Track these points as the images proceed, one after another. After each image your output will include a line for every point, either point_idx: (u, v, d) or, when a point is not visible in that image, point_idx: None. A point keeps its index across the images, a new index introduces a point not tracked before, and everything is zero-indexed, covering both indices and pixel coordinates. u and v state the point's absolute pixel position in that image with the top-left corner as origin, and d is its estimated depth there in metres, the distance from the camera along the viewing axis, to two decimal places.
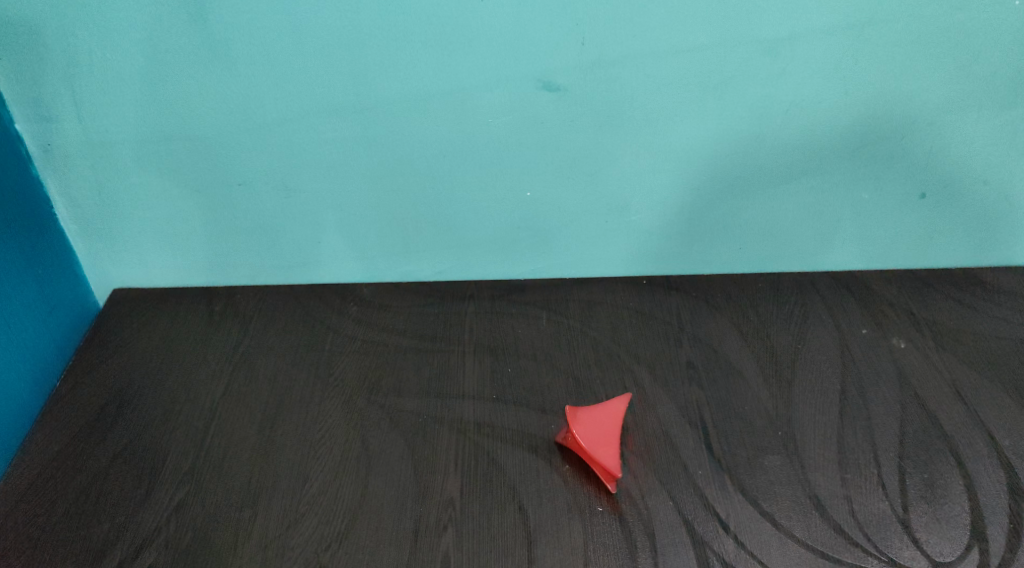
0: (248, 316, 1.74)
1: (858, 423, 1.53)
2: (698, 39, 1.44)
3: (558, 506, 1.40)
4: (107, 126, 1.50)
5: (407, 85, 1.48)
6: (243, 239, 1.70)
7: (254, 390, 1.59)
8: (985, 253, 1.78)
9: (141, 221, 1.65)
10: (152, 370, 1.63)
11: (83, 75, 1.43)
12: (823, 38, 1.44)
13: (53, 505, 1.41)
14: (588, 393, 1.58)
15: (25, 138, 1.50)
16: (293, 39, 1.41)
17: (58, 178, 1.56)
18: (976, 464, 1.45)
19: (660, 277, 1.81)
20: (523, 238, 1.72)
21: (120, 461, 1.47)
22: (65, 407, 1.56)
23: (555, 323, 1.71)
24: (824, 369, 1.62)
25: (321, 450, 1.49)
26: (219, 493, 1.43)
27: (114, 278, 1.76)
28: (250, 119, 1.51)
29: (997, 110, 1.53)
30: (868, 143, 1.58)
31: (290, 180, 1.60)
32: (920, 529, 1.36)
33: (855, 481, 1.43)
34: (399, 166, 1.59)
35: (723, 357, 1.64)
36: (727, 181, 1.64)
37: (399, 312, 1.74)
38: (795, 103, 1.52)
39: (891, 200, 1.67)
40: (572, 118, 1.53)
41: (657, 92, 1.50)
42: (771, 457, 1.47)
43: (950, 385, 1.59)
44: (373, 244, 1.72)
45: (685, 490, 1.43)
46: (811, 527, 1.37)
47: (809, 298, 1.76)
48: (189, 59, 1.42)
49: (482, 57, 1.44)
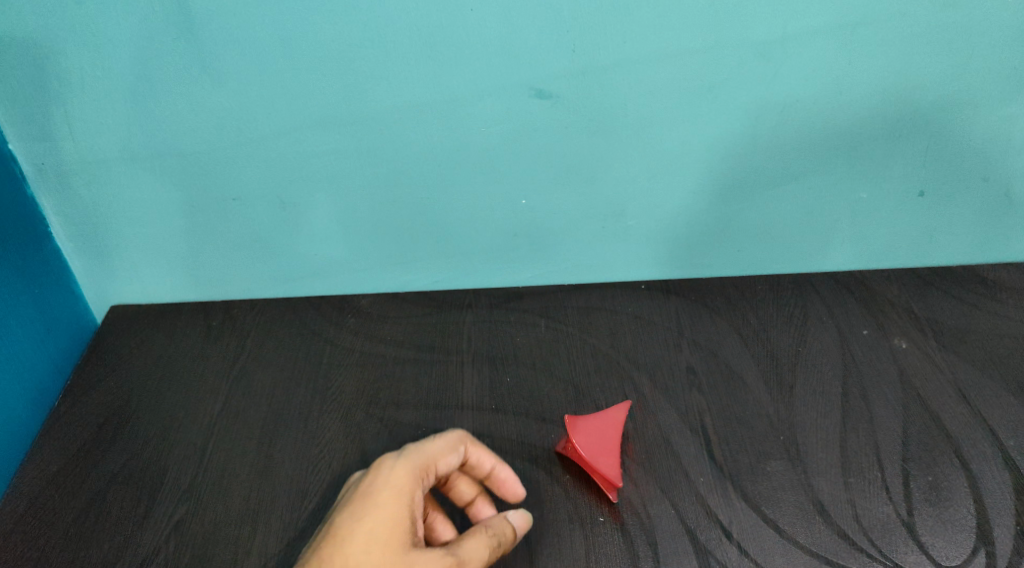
0: (246, 330, 1.74)
1: (861, 425, 1.51)
2: (689, 42, 1.43)
3: (560, 517, 1.39)
4: (101, 144, 1.50)
5: (398, 95, 1.47)
6: (239, 252, 1.69)
7: (254, 406, 1.59)
8: (986, 251, 1.76)
9: (137, 238, 1.65)
10: (151, 388, 1.63)
11: (76, 95, 1.43)
12: (816, 38, 1.43)
13: (52, 527, 1.41)
14: (589, 401, 1.57)
15: (19, 158, 1.50)
16: (283, 53, 1.40)
17: (52, 198, 1.56)
18: (981, 464, 1.44)
19: (659, 282, 1.79)
20: (520, 246, 1.71)
21: (119, 481, 1.47)
22: (64, 426, 1.56)
23: (553, 331, 1.70)
24: (825, 371, 1.61)
25: (321, 465, 1.48)
26: (219, 511, 1.42)
27: (113, 295, 1.75)
28: (243, 134, 1.50)
29: (995, 105, 1.51)
30: (864, 142, 1.56)
31: (285, 193, 1.59)
32: (926, 533, 1.35)
33: (858, 485, 1.42)
34: (393, 177, 1.58)
35: (724, 362, 1.63)
36: (725, 185, 1.62)
37: (397, 323, 1.73)
38: (791, 104, 1.51)
39: (889, 200, 1.65)
40: (565, 124, 1.52)
41: (650, 96, 1.49)
42: (774, 462, 1.46)
43: (954, 386, 1.57)
44: (370, 256, 1.71)
45: (686, 497, 1.41)
46: (814, 533, 1.36)
47: (808, 300, 1.74)
48: (180, 75, 1.42)
49: (473, 65, 1.44)
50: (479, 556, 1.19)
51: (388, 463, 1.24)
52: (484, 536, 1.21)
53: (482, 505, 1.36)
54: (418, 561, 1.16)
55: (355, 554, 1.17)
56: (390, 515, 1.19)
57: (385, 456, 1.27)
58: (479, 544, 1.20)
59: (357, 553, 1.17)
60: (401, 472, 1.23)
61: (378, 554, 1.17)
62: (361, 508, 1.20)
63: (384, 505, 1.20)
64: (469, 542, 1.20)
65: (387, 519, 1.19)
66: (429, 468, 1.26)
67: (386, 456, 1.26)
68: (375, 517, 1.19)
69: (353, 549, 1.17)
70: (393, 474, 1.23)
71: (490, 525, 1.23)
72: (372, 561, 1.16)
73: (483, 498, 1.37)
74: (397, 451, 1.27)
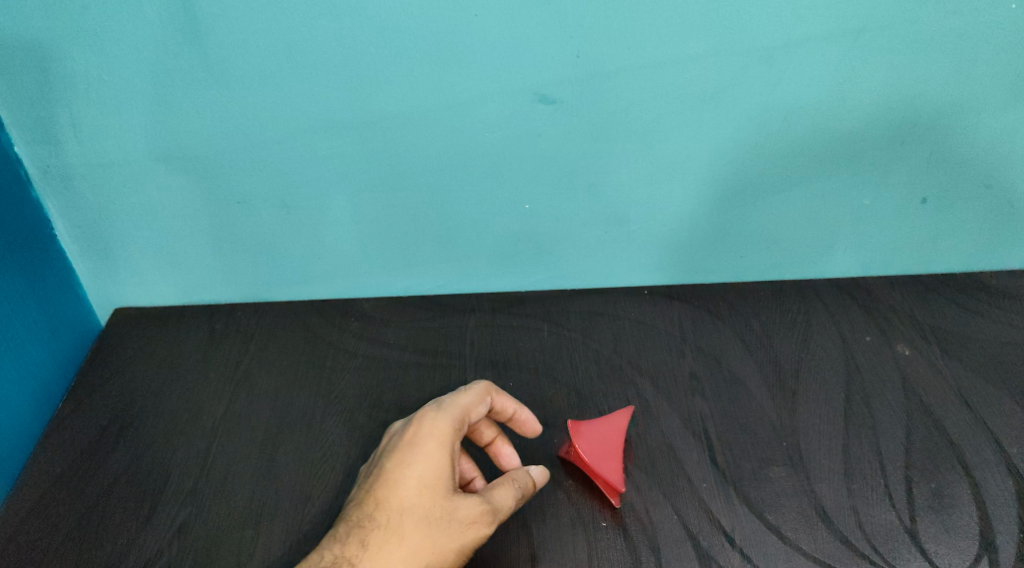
0: (249, 333, 1.74)
1: (864, 432, 1.51)
2: (693, 48, 1.43)
3: (563, 521, 1.39)
4: (106, 147, 1.51)
5: (402, 100, 1.47)
6: (243, 256, 1.69)
7: (257, 408, 1.59)
8: (989, 259, 1.75)
9: (142, 241, 1.65)
10: (155, 390, 1.63)
11: (82, 98, 1.44)
12: (820, 44, 1.43)
13: (55, 529, 1.41)
14: (591, 406, 1.57)
15: (24, 161, 1.51)
16: (289, 58, 1.41)
17: (57, 200, 1.57)
18: (984, 472, 1.44)
19: (661, 287, 1.79)
20: (523, 250, 1.71)
21: (122, 483, 1.47)
22: (67, 428, 1.57)
23: (556, 336, 1.70)
24: (828, 378, 1.61)
25: (324, 468, 1.49)
26: (221, 514, 1.42)
27: (117, 297, 1.76)
28: (248, 138, 1.51)
29: (999, 112, 1.51)
30: (867, 149, 1.56)
31: (289, 197, 1.59)
32: (929, 540, 1.35)
33: (861, 492, 1.42)
34: (397, 181, 1.58)
35: (726, 368, 1.63)
36: (728, 191, 1.62)
37: (400, 326, 1.73)
38: (794, 110, 1.51)
39: (892, 207, 1.65)
40: (569, 130, 1.52)
41: (654, 103, 1.49)
42: (777, 468, 1.46)
43: (957, 393, 1.57)
44: (374, 259, 1.72)
45: (689, 502, 1.41)
46: (817, 540, 1.36)
47: (811, 306, 1.74)
48: (185, 78, 1.42)
49: (478, 71, 1.44)
50: (510, 503, 1.29)
51: (431, 414, 1.32)
52: (513, 486, 1.30)
53: (503, 448, 1.43)
54: (461, 505, 1.26)
55: (405, 498, 1.26)
56: (435, 463, 1.28)
57: (425, 407, 1.35)
58: (509, 494, 1.30)
59: (406, 497, 1.26)
60: (445, 422, 1.31)
61: (425, 498, 1.26)
62: (409, 455, 1.29)
63: (430, 453, 1.29)
64: (501, 490, 1.29)
65: (433, 467, 1.28)
66: (467, 419, 1.34)
67: (429, 407, 1.34)
68: (422, 464, 1.28)
69: (405, 493, 1.26)
70: (437, 425, 1.31)
71: (518, 475, 1.32)
72: (421, 504, 1.26)
73: (503, 440, 1.43)
74: (437, 401, 1.35)
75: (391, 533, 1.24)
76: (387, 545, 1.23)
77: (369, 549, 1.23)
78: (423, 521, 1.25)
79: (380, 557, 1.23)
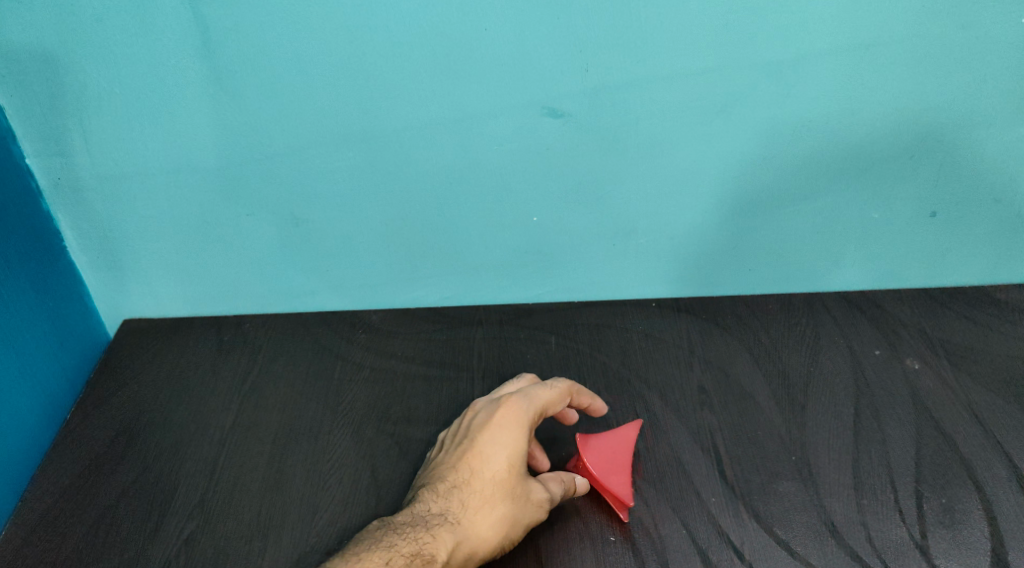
0: (257, 345, 1.74)
1: (872, 446, 1.50)
2: (701, 63, 1.44)
3: (571, 535, 1.38)
4: (117, 159, 1.51)
5: (410, 114, 1.48)
6: (252, 268, 1.70)
7: (266, 420, 1.59)
8: (999, 272, 1.75)
9: (152, 253, 1.66)
10: (163, 402, 1.64)
11: (94, 111, 1.45)
12: (828, 58, 1.43)
13: (63, 540, 1.41)
14: (599, 419, 1.56)
15: (36, 173, 1.52)
16: (299, 71, 1.42)
17: (68, 212, 1.58)
18: (995, 487, 1.43)
19: (669, 300, 1.79)
20: (531, 263, 1.71)
21: (131, 495, 1.47)
22: (76, 439, 1.57)
23: (564, 348, 1.70)
24: (837, 392, 1.60)
25: (332, 480, 1.48)
26: (229, 525, 1.42)
27: (125, 308, 1.76)
28: (258, 151, 1.51)
29: (1008, 126, 1.51)
30: (876, 163, 1.56)
31: (298, 210, 1.60)
32: (939, 556, 1.34)
33: (871, 507, 1.41)
34: (405, 194, 1.59)
35: (734, 382, 1.62)
36: (736, 203, 1.62)
37: (408, 338, 1.74)
38: (803, 123, 1.51)
39: (901, 220, 1.64)
40: (578, 144, 1.53)
41: (661, 117, 1.50)
42: (785, 482, 1.45)
43: (967, 407, 1.56)
44: (382, 271, 1.72)
45: (698, 517, 1.40)
46: (826, 555, 1.35)
47: (820, 319, 1.74)
48: (197, 91, 1.43)
49: (486, 84, 1.45)
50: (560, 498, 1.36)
51: (520, 402, 1.37)
52: (562, 485, 1.36)
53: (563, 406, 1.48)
54: (536, 490, 1.32)
55: (496, 472, 1.31)
56: (522, 448, 1.33)
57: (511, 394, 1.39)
58: (558, 490, 1.35)
59: (497, 472, 1.31)
60: (531, 411, 1.37)
61: (511, 476, 1.31)
62: (500, 434, 1.34)
63: (518, 437, 1.34)
64: (555, 484, 1.35)
65: (519, 450, 1.33)
66: (546, 412, 1.40)
67: (517, 394, 1.38)
68: (511, 446, 1.33)
69: (497, 468, 1.31)
70: (524, 414, 1.36)
71: (565, 476, 1.38)
72: (508, 483, 1.30)
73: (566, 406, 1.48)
74: (522, 391, 1.39)
75: (481, 503, 1.29)
76: (479, 512, 1.28)
77: (462, 513, 1.28)
78: (511, 497, 1.30)
79: (472, 522, 1.27)
